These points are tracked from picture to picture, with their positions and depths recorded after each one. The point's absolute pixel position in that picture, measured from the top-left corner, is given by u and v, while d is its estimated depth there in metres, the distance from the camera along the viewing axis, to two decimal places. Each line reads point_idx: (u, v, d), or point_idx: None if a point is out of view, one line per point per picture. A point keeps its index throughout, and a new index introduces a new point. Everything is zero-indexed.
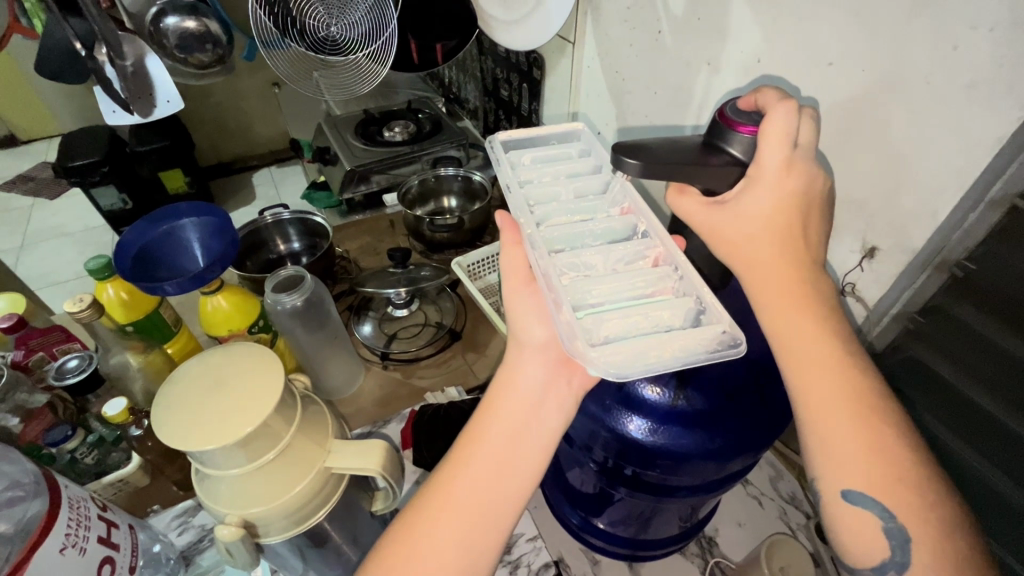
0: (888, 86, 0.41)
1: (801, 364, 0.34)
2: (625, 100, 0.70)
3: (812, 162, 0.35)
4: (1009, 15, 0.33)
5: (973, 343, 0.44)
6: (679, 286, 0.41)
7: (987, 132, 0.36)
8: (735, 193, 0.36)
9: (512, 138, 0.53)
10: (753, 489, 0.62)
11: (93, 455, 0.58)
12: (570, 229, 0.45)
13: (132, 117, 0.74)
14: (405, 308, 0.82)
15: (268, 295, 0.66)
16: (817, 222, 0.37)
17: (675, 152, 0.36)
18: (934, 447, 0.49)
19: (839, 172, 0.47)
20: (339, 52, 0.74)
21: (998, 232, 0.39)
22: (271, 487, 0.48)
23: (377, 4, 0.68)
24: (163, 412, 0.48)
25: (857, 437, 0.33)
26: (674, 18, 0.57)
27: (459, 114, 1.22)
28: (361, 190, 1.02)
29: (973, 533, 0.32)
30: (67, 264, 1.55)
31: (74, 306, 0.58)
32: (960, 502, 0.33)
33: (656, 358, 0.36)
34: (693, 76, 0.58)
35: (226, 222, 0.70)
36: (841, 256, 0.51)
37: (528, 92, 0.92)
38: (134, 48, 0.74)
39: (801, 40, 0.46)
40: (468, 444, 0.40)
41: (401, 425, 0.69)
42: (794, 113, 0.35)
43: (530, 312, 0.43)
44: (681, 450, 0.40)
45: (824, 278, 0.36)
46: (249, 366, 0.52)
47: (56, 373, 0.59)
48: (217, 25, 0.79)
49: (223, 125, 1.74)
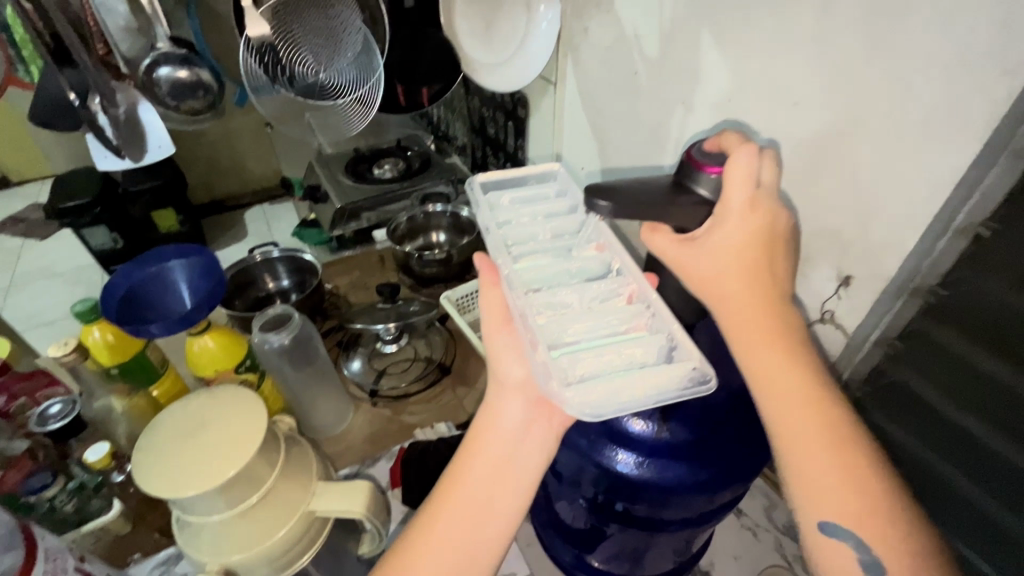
0: (851, 123, 0.43)
1: (774, 394, 0.35)
2: (606, 138, 0.72)
3: (774, 200, 0.38)
4: (956, 58, 0.35)
5: (953, 366, 0.44)
6: (652, 322, 0.43)
7: (946, 165, 0.38)
8: (705, 230, 0.38)
9: (490, 180, 0.55)
10: (747, 520, 0.61)
11: (72, 503, 0.57)
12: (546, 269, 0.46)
13: (123, 161, 0.79)
14: (395, 342, 0.81)
15: (255, 334, 0.67)
16: (783, 257, 0.38)
17: (645, 194, 0.38)
18: (923, 472, 0.48)
19: (811, 203, 0.48)
20: (327, 96, 0.76)
21: (966, 258, 0.41)
22: (254, 533, 0.47)
23: (364, 52, 0.72)
24: (144, 461, 0.48)
25: (835, 467, 0.33)
26: (648, 60, 0.60)
27: (447, 150, 1.25)
28: (351, 226, 1.03)
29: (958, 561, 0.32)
30: (53, 305, 1.53)
31: (58, 350, 0.60)
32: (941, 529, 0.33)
33: (629, 397, 0.37)
34: (669, 114, 0.60)
35: (213, 263, 0.71)
36: (818, 284, 0.51)
37: (513, 130, 0.95)
38: (126, 96, 0.77)
39: (768, 80, 0.48)
40: (450, 484, 0.41)
41: (389, 463, 0.68)
42: (757, 156, 0.37)
43: (507, 350, 0.44)
44: (670, 483, 0.40)
45: (791, 312, 0.37)
46: (232, 409, 0.52)
47: (38, 421, 0.59)
48: (209, 74, 0.79)
49: (215, 164, 1.76)
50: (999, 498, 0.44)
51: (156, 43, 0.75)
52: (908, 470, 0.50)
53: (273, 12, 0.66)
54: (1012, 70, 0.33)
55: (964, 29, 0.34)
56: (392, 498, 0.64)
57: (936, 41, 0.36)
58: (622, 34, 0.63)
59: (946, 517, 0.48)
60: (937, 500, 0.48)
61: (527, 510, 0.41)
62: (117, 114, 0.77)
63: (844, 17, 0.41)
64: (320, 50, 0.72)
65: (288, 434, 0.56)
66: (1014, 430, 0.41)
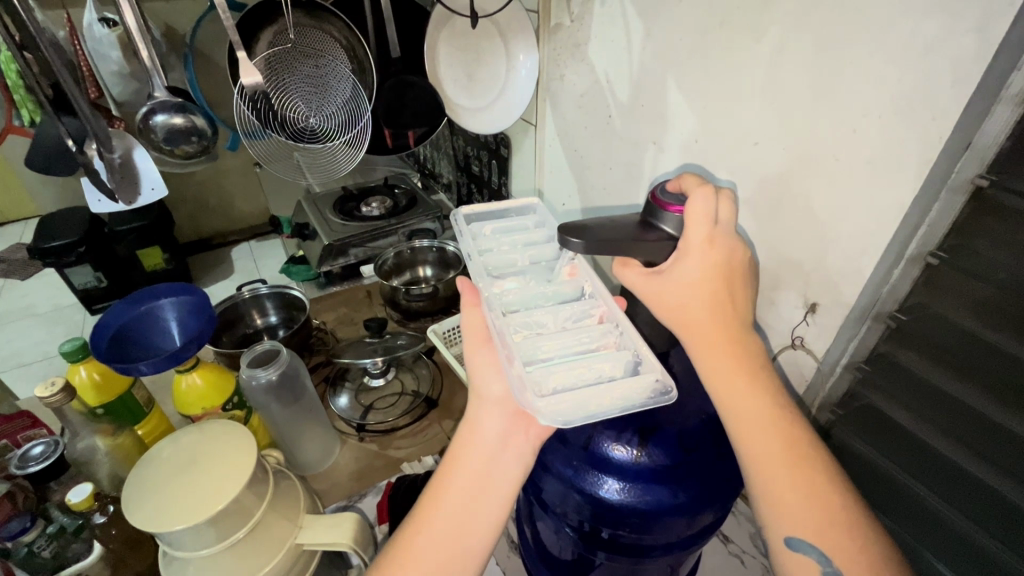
0: (804, 162, 0.45)
1: (740, 417, 0.37)
2: (585, 176, 0.76)
3: (730, 235, 0.41)
4: (891, 104, 0.38)
5: (919, 388, 0.45)
6: (620, 341, 0.46)
7: (892, 201, 0.40)
8: (670, 263, 0.41)
9: (473, 212, 0.59)
10: (733, 547, 0.61)
11: (51, 547, 0.56)
12: (523, 291, 0.49)
13: (116, 204, 0.82)
14: (382, 377, 0.83)
15: (243, 370, 0.67)
16: (743, 286, 0.41)
17: (615, 231, 0.41)
18: (900, 494, 0.49)
19: (775, 235, 0.50)
20: (317, 140, 0.79)
21: (920, 286, 0.42)
22: (245, 565, 0.48)
23: (353, 98, 0.77)
24: (133, 494, 0.48)
25: (797, 486, 0.36)
26: (621, 104, 0.64)
27: (434, 188, 1.29)
28: (339, 263, 1.05)
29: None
30: (32, 345, 1.50)
31: (45, 390, 0.58)
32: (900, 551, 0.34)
33: (597, 406, 0.39)
34: (641, 154, 0.63)
35: (203, 301, 0.72)
36: (786, 312, 0.53)
37: (497, 168, 0.99)
38: (122, 142, 0.81)
39: (728, 122, 0.51)
40: (430, 499, 0.42)
41: (377, 498, 0.68)
42: (712, 196, 0.40)
43: (486, 367, 0.46)
44: (648, 507, 0.41)
45: (753, 338, 0.40)
46: (224, 443, 0.53)
47: (18, 462, 0.58)
48: (202, 121, 0.83)
49: (204, 203, 1.78)
50: (976, 520, 0.43)
51: (153, 93, 0.78)
52: (883, 493, 0.50)
53: (265, 63, 0.72)
54: (939, 116, 0.36)
55: (895, 78, 0.37)
56: (378, 534, 0.63)
57: (872, 89, 0.39)
58: (595, 81, 0.67)
59: (924, 538, 0.48)
60: (912, 521, 0.48)
61: (505, 523, 0.42)
62: (113, 159, 0.80)
63: (789, 67, 0.44)
64: (310, 96, 0.76)
65: (277, 468, 0.57)
66: (984, 451, 0.42)
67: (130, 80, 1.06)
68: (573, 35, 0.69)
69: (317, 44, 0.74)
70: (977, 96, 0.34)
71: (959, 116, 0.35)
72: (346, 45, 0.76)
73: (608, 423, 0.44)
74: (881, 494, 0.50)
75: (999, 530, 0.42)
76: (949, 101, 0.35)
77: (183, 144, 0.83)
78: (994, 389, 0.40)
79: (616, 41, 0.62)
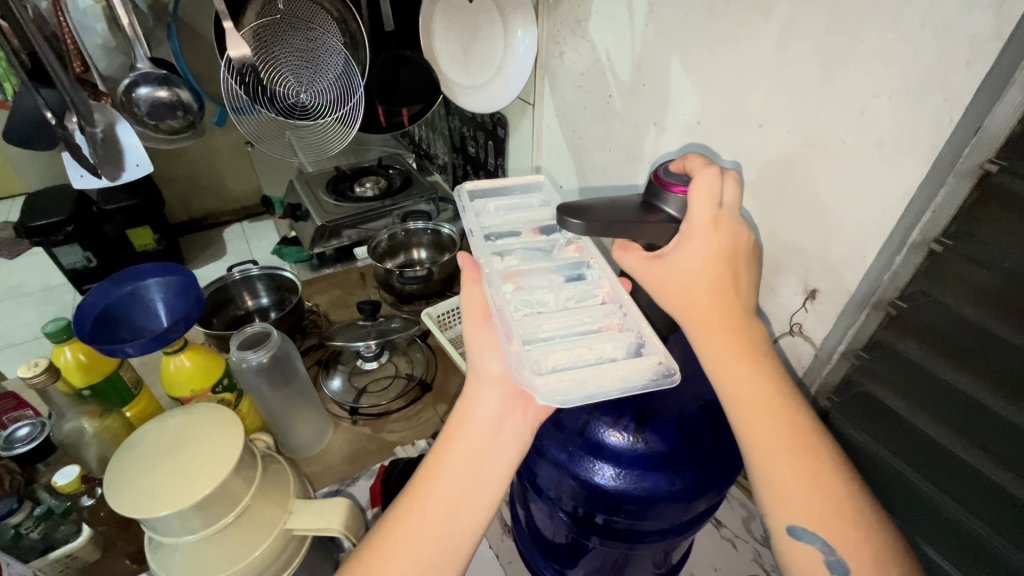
0: (811, 144, 0.44)
1: (739, 401, 0.37)
2: (584, 157, 0.74)
3: (735, 219, 0.39)
4: (903, 86, 0.37)
5: (918, 376, 0.45)
6: (623, 323, 0.45)
7: (897, 185, 0.39)
8: (671, 247, 0.40)
9: (477, 188, 0.56)
10: (727, 531, 0.61)
11: (38, 530, 0.56)
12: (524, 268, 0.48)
13: (99, 179, 0.79)
14: (375, 360, 0.82)
15: (234, 352, 0.66)
16: (746, 271, 0.40)
17: (616, 212, 0.40)
18: (895, 481, 0.48)
19: (776, 220, 0.49)
20: (308, 117, 0.77)
21: (921, 273, 0.42)
22: (233, 551, 0.47)
23: (344, 73, 0.75)
24: (114, 481, 0.47)
25: (795, 473, 0.35)
26: (622, 84, 0.62)
27: (429, 168, 1.28)
28: (333, 244, 1.03)
29: (906, 569, 0.33)
30: (22, 326, 1.48)
31: (29, 370, 0.57)
32: (889, 540, 0.34)
33: (596, 387, 0.39)
34: (642, 135, 0.62)
35: (192, 281, 0.70)
36: (785, 298, 0.52)
37: (493, 149, 0.97)
38: (104, 115, 0.79)
39: (735, 101, 0.49)
40: (423, 480, 0.42)
41: (370, 482, 0.68)
42: (717, 178, 0.39)
43: (485, 345, 0.45)
44: (645, 493, 0.41)
45: (755, 323, 0.39)
46: (210, 428, 0.52)
47: (4, 444, 0.57)
48: (188, 94, 0.82)
49: (195, 182, 1.76)
50: (970, 508, 0.43)
51: (136, 64, 0.77)
52: (879, 479, 0.50)
53: (253, 35, 0.70)
54: (952, 98, 0.34)
55: (907, 58, 0.36)
56: (370, 517, 0.63)
57: (883, 69, 0.37)
58: (596, 59, 0.65)
59: (916, 524, 0.47)
60: (905, 508, 0.48)
61: (498, 505, 0.42)
62: (95, 133, 0.78)
63: (797, 48, 0.42)
64: (300, 71, 0.74)
65: (265, 452, 0.57)
66: (980, 439, 0.41)
67: (115, 54, 1.03)
68: (573, 11, 0.66)
69: (307, 15, 0.72)
70: (989, 79, 0.32)
71: (971, 99, 0.34)
72: (337, 17, 0.75)
73: (604, 409, 0.43)
74: (877, 481, 0.50)
75: (990, 516, 0.42)
76: (963, 83, 0.34)
77: (167, 119, 0.83)
78: (992, 376, 0.40)
79: (618, 17, 0.60)
